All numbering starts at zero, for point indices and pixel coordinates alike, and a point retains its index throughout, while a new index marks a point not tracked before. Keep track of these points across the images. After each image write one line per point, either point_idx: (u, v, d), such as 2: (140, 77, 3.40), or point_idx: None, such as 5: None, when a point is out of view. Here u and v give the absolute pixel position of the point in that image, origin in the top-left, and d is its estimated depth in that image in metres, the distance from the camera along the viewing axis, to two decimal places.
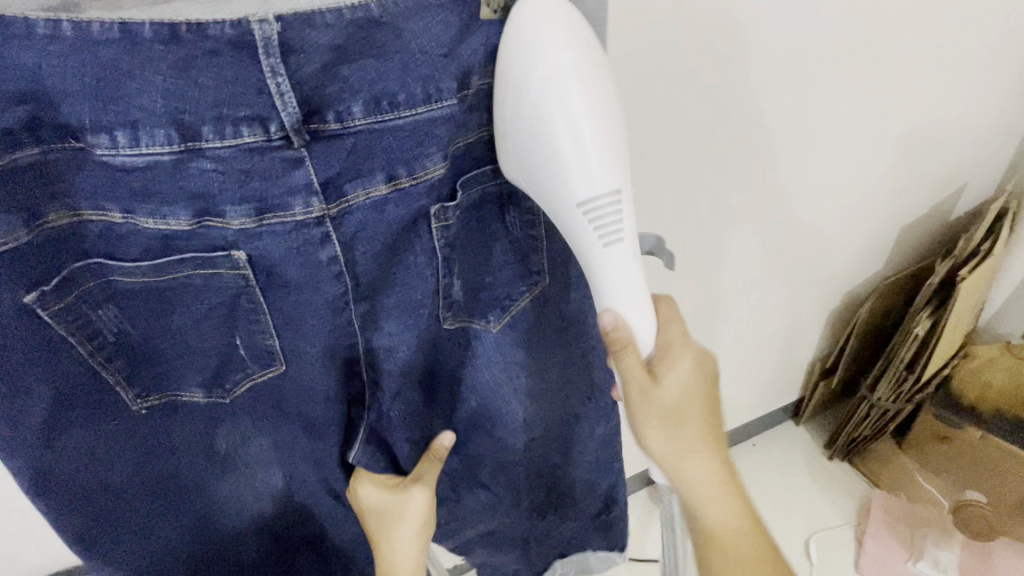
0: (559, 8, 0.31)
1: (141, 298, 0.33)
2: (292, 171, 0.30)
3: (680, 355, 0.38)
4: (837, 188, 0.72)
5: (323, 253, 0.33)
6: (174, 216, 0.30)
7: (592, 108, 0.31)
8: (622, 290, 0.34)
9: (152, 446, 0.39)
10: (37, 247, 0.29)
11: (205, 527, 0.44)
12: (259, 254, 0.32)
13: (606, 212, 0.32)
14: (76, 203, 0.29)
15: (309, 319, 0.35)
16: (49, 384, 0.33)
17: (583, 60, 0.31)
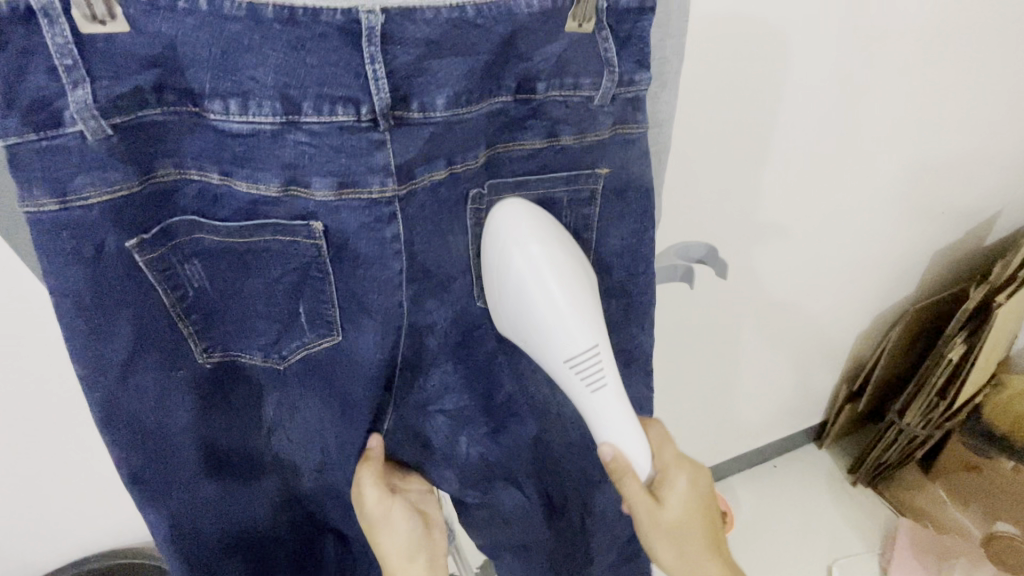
0: (527, 211, 0.39)
1: (221, 257, 0.36)
2: (374, 152, 0.32)
3: (675, 476, 0.44)
4: (850, 212, 0.85)
5: (388, 230, 0.35)
6: (265, 183, 0.33)
7: (568, 293, 0.39)
8: (615, 430, 0.41)
9: (210, 396, 0.41)
10: (143, 199, 0.32)
11: (244, 486, 0.46)
12: (332, 226, 0.34)
13: (590, 367, 0.39)
14: (185, 162, 0.33)
15: (375, 295, 0.37)
16: (133, 330, 0.35)
17: (558, 256, 0.39)
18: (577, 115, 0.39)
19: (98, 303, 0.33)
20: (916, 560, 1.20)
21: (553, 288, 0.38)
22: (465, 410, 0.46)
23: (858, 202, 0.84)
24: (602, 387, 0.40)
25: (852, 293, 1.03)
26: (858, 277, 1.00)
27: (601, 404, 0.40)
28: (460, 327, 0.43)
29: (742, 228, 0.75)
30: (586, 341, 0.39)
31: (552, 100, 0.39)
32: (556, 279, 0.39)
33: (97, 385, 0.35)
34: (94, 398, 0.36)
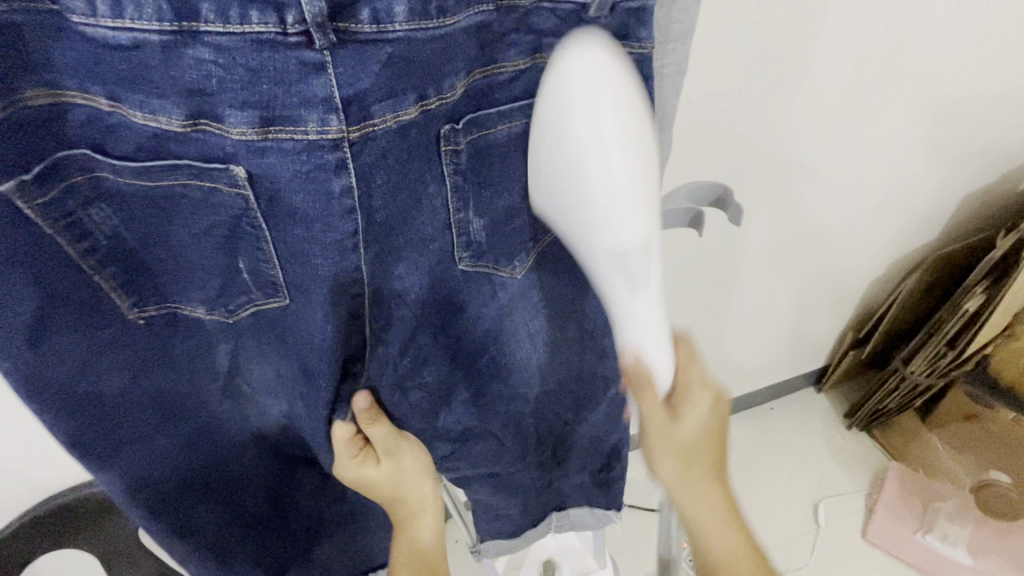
0: (606, 51, 0.30)
1: (136, 202, 0.31)
2: (310, 78, 0.26)
3: (700, 395, 0.43)
4: (880, 149, 0.78)
5: (336, 184, 0.29)
6: (166, 113, 0.27)
7: (628, 161, 0.30)
8: (645, 339, 0.36)
9: (147, 356, 0.36)
10: (12, 132, 0.26)
11: (202, 438, 0.43)
12: (259, 172, 0.29)
13: (637, 255, 0.33)
14: (59, 82, 0.26)
15: (318, 254, 0.31)
16: (37, 289, 0.30)
17: (623, 98, 0.30)
18: (569, 27, 0.34)
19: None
20: (904, 507, 1.24)
21: (610, 153, 0.30)
22: (438, 365, 0.45)
23: (886, 142, 0.77)
24: (643, 292, 0.34)
25: (871, 236, 0.96)
26: (878, 221, 0.94)
27: (636, 310, 0.35)
28: (439, 292, 0.39)
29: (755, 164, 0.68)
30: (638, 230, 0.32)
31: (540, 8, 0.33)
32: (617, 133, 0.30)
33: (4, 357, 0.30)
34: (9, 373, 0.31)
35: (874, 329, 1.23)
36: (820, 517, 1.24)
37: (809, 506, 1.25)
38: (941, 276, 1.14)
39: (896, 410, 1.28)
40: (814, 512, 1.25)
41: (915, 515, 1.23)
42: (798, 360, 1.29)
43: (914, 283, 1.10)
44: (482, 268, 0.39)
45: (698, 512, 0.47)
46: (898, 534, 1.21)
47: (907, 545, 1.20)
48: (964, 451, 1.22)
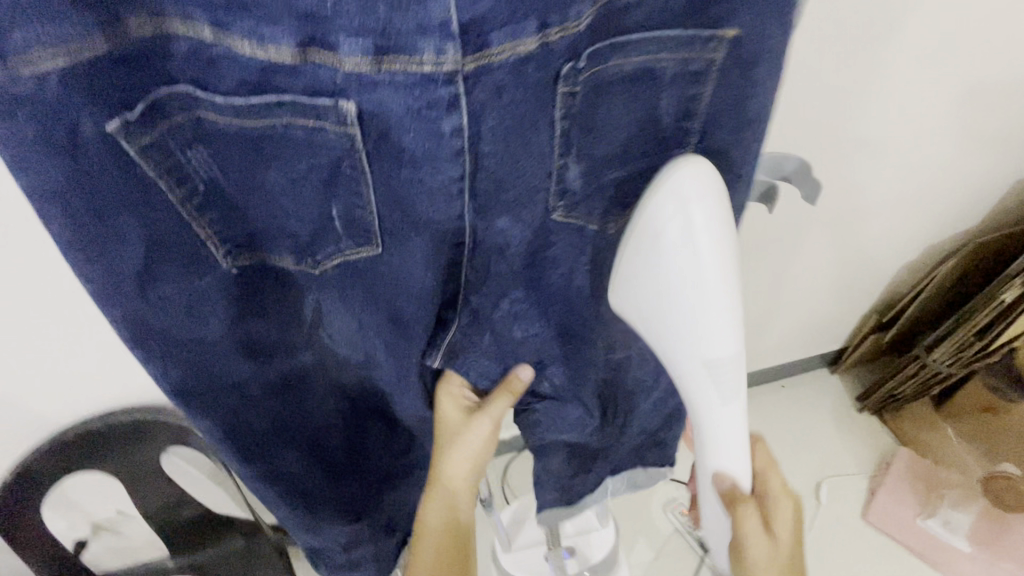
0: (711, 180, 0.35)
1: (235, 145, 0.33)
2: (427, 3, 0.27)
3: (781, 505, 0.49)
4: (944, 127, 0.76)
5: (447, 123, 0.30)
6: (277, 41, 0.28)
7: (723, 286, 0.36)
8: (728, 455, 0.44)
9: (242, 303, 0.39)
10: (118, 65, 0.27)
11: (286, 386, 0.47)
12: (369, 109, 0.30)
13: (725, 376, 0.39)
14: (164, 11, 0.27)
15: (422, 195, 0.33)
16: (145, 237, 0.32)
17: (721, 240, 0.35)
18: None
19: (90, 206, 0.29)
20: (910, 492, 1.26)
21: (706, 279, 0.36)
22: (528, 323, 0.46)
23: (932, 137, 0.77)
24: (730, 401, 0.41)
25: (925, 219, 0.94)
26: (918, 217, 0.93)
27: (724, 415, 0.42)
28: (536, 244, 0.40)
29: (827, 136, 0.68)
30: (729, 350, 0.38)
31: None
32: (712, 267, 0.35)
33: (117, 298, 0.33)
34: (119, 316, 0.34)
35: (897, 316, 1.22)
36: (823, 495, 1.27)
37: (814, 486, 1.28)
38: (978, 263, 1.12)
39: (910, 398, 1.28)
40: (819, 492, 1.27)
41: (919, 499, 1.25)
42: (818, 341, 1.32)
43: (948, 269, 1.10)
44: (575, 221, 0.40)
45: None
46: (901, 518, 1.24)
47: (905, 529, 1.22)
48: (976, 441, 1.24)
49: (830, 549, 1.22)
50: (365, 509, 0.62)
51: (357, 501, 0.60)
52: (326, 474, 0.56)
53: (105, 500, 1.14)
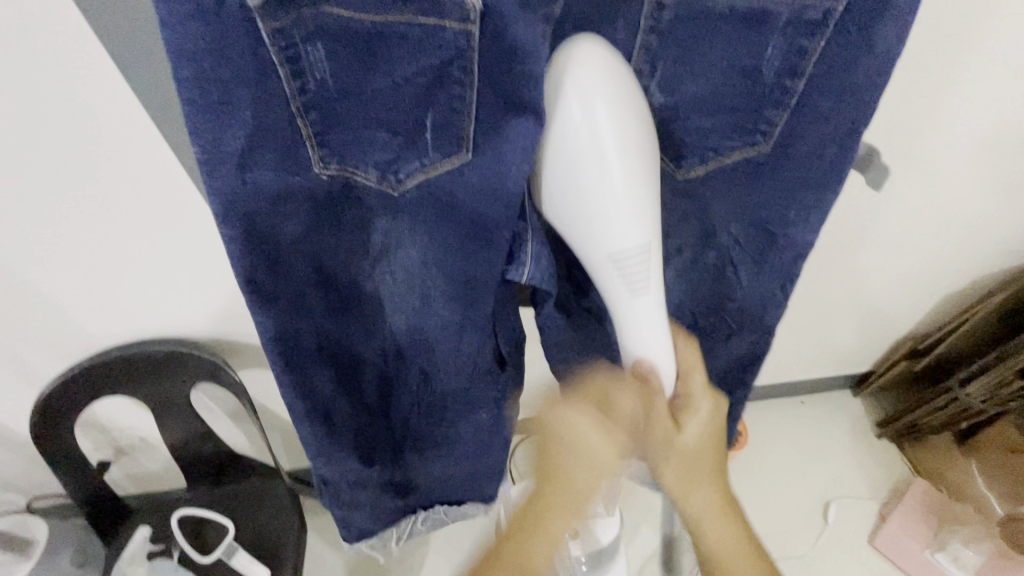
0: (600, 61, 0.43)
1: (351, 46, 0.40)
2: None
3: (699, 405, 0.64)
4: (958, 157, 0.96)
5: (542, 11, 0.41)
6: None
7: (633, 197, 0.45)
8: (643, 342, 0.56)
9: (319, 214, 0.47)
10: None
11: (344, 307, 0.56)
12: (490, 7, 0.40)
13: (636, 265, 0.49)
14: None
15: (530, 97, 0.42)
16: (252, 121, 0.39)
17: (619, 125, 0.43)
18: None
19: (216, 77, 0.37)
20: (920, 523, 1.39)
21: (615, 186, 0.45)
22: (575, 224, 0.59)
23: (944, 147, 0.94)
24: (643, 296, 0.52)
25: (943, 226, 1.12)
26: (932, 215, 1.09)
27: (641, 307, 0.53)
28: None
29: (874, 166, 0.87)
30: (638, 240, 0.47)
31: None
32: (615, 155, 0.44)
33: (218, 173, 0.41)
34: (219, 188, 0.42)
35: (930, 345, 1.38)
36: (830, 515, 1.43)
37: (822, 505, 1.45)
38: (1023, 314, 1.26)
39: (932, 429, 1.44)
40: (825, 511, 1.44)
41: (928, 532, 1.38)
42: (845, 345, 1.45)
43: (998, 302, 1.23)
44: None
45: (704, 507, 0.67)
46: (908, 546, 1.37)
47: (909, 556, 1.36)
48: (996, 480, 1.37)
49: (825, 563, 1.37)
50: (385, 427, 0.72)
51: (373, 419, 0.70)
52: (351, 394, 0.65)
53: (134, 429, 1.35)
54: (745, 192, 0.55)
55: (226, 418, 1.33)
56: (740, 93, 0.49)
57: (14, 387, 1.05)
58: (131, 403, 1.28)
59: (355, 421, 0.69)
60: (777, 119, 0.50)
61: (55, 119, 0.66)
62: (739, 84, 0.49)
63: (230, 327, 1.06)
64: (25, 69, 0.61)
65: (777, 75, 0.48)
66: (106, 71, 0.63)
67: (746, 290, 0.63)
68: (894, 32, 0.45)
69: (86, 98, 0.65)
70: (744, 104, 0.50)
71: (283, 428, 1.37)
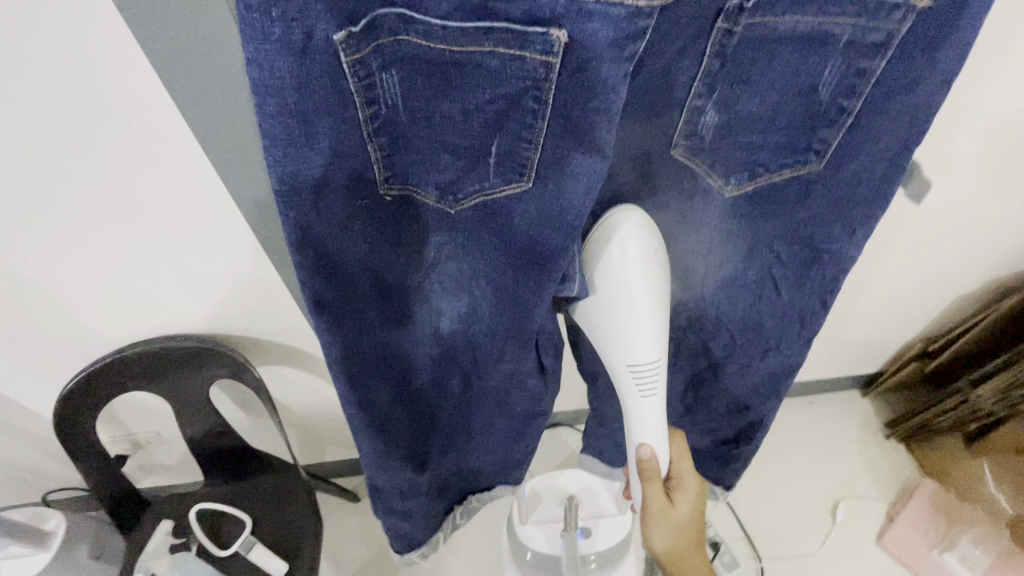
0: (640, 219, 0.55)
1: (426, 75, 0.41)
2: None
3: (688, 483, 0.70)
4: (980, 166, 0.97)
5: (629, 49, 0.39)
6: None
7: (653, 322, 0.55)
8: (648, 436, 0.60)
9: (382, 233, 0.49)
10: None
11: (395, 322, 0.58)
12: (575, 43, 0.39)
13: (647, 374, 0.56)
14: None
15: (601, 127, 0.43)
16: (330, 146, 0.42)
17: (648, 266, 0.54)
18: None
19: (299, 108, 0.39)
20: (928, 523, 1.41)
21: (638, 309, 0.54)
22: None
23: (958, 158, 0.95)
24: (652, 397, 0.58)
25: (962, 234, 1.13)
26: (944, 224, 1.10)
27: (647, 408, 0.59)
28: (650, 160, 0.55)
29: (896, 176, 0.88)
30: (651, 355, 0.55)
31: None
32: (641, 288, 0.54)
33: (291, 199, 0.43)
34: (291, 213, 0.43)
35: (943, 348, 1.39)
36: (838, 515, 1.44)
37: (831, 505, 1.46)
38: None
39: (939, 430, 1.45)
40: (834, 510, 1.45)
41: (937, 532, 1.40)
42: (859, 347, 1.46)
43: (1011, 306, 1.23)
44: (693, 162, 0.54)
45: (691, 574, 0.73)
46: (916, 544, 1.39)
47: (918, 556, 1.38)
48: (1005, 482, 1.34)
49: (834, 562, 1.39)
50: (417, 436, 0.74)
51: (411, 426, 0.72)
52: (398, 403, 0.67)
53: (154, 422, 1.37)
54: (792, 209, 0.57)
55: (243, 414, 1.35)
56: (796, 110, 0.50)
57: (43, 380, 1.07)
58: (152, 397, 1.30)
59: (406, 430, 0.71)
60: (830, 138, 0.51)
61: (88, 121, 0.68)
62: (794, 103, 0.50)
63: (254, 324, 1.08)
64: (59, 74, 0.62)
65: (834, 94, 0.49)
66: (139, 71, 0.64)
67: (786, 304, 0.64)
68: (955, 53, 0.46)
69: (117, 101, 0.66)
70: (797, 123, 0.51)
71: (302, 424, 1.39)
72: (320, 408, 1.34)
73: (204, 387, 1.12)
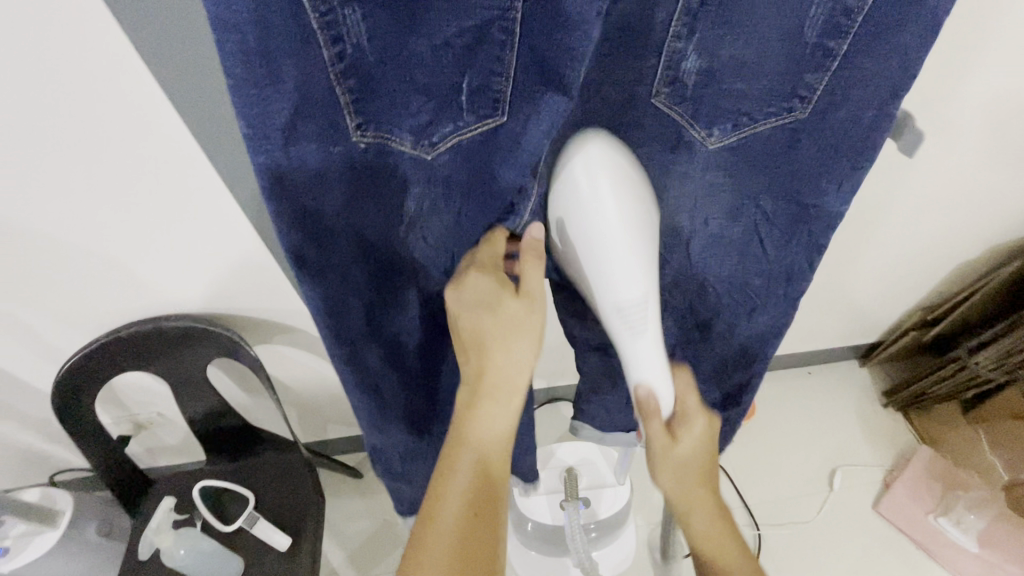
0: (606, 148, 0.49)
1: (391, 12, 0.40)
2: None
3: (693, 420, 0.67)
4: (977, 132, 0.95)
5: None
6: None
7: (635, 256, 0.50)
8: (646, 376, 0.57)
9: (361, 188, 0.48)
10: None
11: (384, 285, 0.58)
12: None
13: (634, 310, 0.52)
14: None
15: (568, 65, 0.42)
16: (296, 90, 0.39)
17: (621, 197, 0.48)
18: None
19: (260, 47, 0.37)
20: (924, 489, 1.42)
21: (616, 243, 0.49)
22: None
23: (960, 118, 0.92)
24: (643, 336, 0.54)
25: (960, 200, 1.11)
26: (942, 189, 1.08)
27: (639, 347, 0.55)
28: (629, 115, 0.52)
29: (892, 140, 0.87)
30: (637, 292, 0.51)
31: None
32: (617, 219, 0.48)
33: (264, 149, 0.41)
34: (266, 164, 0.42)
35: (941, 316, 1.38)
36: (835, 482, 1.45)
37: (828, 473, 1.47)
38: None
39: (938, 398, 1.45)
40: (831, 478, 1.46)
41: (933, 498, 1.41)
42: (857, 317, 1.45)
43: (1012, 272, 1.22)
44: (673, 111, 0.52)
45: (697, 510, 0.70)
46: (912, 511, 1.40)
47: (914, 522, 1.39)
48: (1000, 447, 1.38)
49: (831, 527, 1.40)
50: (420, 404, 0.74)
51: (411, 396, 0.72)
52: (398, 371, 0.67)
53: (154, 403, 1.38)
54: (780, 161, 0.55)
55: (241, 392, 1.35)
56: (781, 55, 0.48)
57: (35, 364, 1.07)
58: (151, 378, 1.30)
59: (400, 390, 0.69)
60: (816, 83, 0.50)
61: (60, 98, 0.65)
62: (779, 46, 0.48)
63: (246, 303, 1.07)
64: (30, 46, 0.60)
65: (819, 35, 0.47)
66: (112, 44, 0.61)
67: (773, 261, 0.64)
68: None
69: (92, 75, 0.63)
70: (783, 68, 0.49)
71: (300, 402, 1.40)
72: (317, 386, 1.34)
73: (202, 366, 1.12)
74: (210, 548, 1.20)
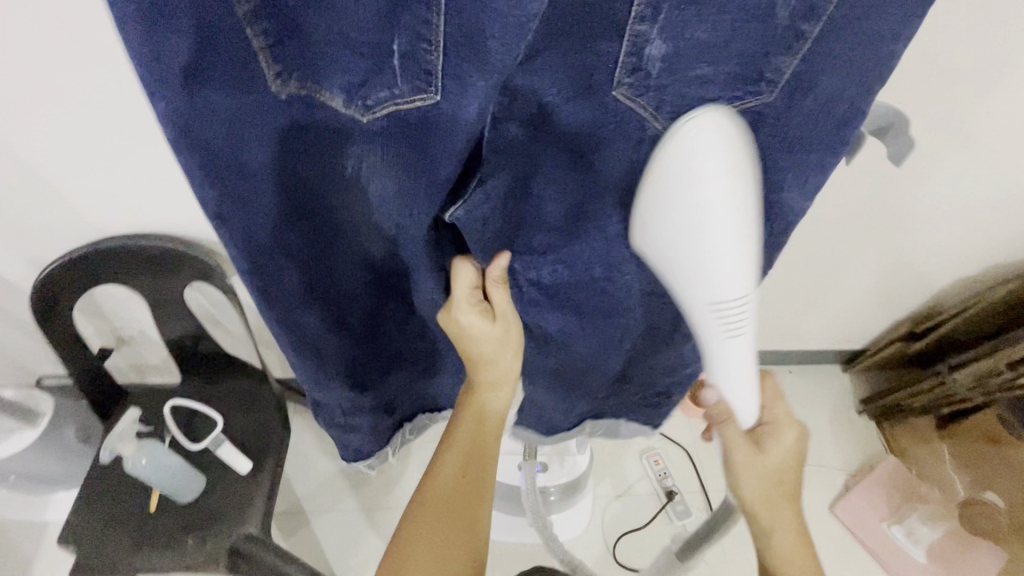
0: (724, 125, 0.46)
1: None
2: None
3: (781, 430, 0.67)
4: (998, 147, 0.91)
5: None
6: None
7: (743, 250, 0.49)
8: (726, 378, 0.59)
9: (288, 139, 0.46)
10: None
11: (319, 238, 0.57)
12: None
13: (732, 314, 0.52)
14: None
15: (496, 35, 0.37)
16: (193, 26, 0.37)
17: (735, 188, 0.47)
18: None
19: None
20: (884, 497, 1.43)
21: (721, 232, 0.48)
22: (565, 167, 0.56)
23: (980, 126, 0.86)
24: (739, 339, 0.55)
25: (969, 217, 1.07)
26: (950, 200, 1.03)
27: (733, 350, 0.56)
28: (593, 102, 0.49)
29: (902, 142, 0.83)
30: (737, 294, 0.51)
31: None
32: (727, 207, 0.47)
33: (162, 90, 0.39)
34: (168, 108, 0.40)
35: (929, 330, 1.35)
36: (797, 480, 1.46)
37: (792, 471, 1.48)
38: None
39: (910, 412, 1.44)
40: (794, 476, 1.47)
41: (889, 506, 1.42)
42: (846, 321, 1.43)
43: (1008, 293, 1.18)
44: (637, 103, 0.48)
45: (788, 550, 0.66)
46: (868, 516, 1.42)
47: (869, 528, 1.40)
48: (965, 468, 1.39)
49: None
50: (362, 362, 0.76)
51: (353, 352, 0.73)
52: (339, 329, 0.68)
53: (132, 319, 1.38)
54: None
55: (218, 320, 1.35)
56: (750, 37, 0.44)
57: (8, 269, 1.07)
58: (130, 292, 1.29)
59: (339, 346, 0.70)
60: (785, 66, 0.46)
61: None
62: (751, 28, 0.44)
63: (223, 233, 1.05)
64: None
65: (791, 16, 0.43)
66: None
67: None
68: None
69: None
70: (751, 51, 0.45)
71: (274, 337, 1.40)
72: None
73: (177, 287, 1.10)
74: (172, 464, 1.18)
